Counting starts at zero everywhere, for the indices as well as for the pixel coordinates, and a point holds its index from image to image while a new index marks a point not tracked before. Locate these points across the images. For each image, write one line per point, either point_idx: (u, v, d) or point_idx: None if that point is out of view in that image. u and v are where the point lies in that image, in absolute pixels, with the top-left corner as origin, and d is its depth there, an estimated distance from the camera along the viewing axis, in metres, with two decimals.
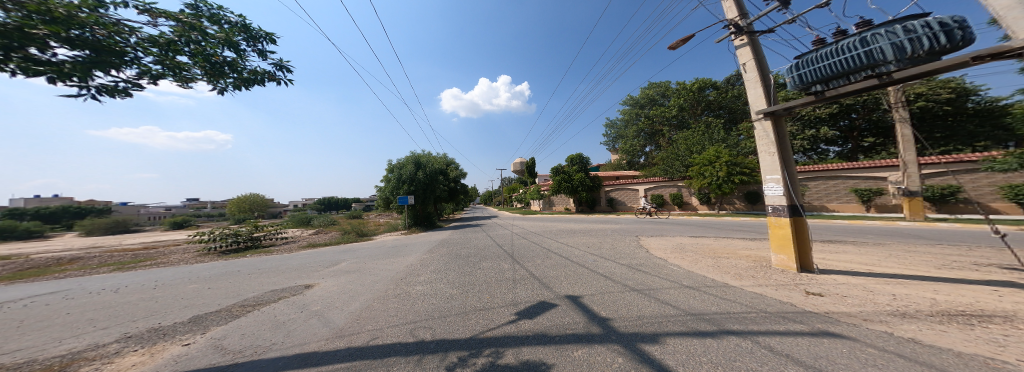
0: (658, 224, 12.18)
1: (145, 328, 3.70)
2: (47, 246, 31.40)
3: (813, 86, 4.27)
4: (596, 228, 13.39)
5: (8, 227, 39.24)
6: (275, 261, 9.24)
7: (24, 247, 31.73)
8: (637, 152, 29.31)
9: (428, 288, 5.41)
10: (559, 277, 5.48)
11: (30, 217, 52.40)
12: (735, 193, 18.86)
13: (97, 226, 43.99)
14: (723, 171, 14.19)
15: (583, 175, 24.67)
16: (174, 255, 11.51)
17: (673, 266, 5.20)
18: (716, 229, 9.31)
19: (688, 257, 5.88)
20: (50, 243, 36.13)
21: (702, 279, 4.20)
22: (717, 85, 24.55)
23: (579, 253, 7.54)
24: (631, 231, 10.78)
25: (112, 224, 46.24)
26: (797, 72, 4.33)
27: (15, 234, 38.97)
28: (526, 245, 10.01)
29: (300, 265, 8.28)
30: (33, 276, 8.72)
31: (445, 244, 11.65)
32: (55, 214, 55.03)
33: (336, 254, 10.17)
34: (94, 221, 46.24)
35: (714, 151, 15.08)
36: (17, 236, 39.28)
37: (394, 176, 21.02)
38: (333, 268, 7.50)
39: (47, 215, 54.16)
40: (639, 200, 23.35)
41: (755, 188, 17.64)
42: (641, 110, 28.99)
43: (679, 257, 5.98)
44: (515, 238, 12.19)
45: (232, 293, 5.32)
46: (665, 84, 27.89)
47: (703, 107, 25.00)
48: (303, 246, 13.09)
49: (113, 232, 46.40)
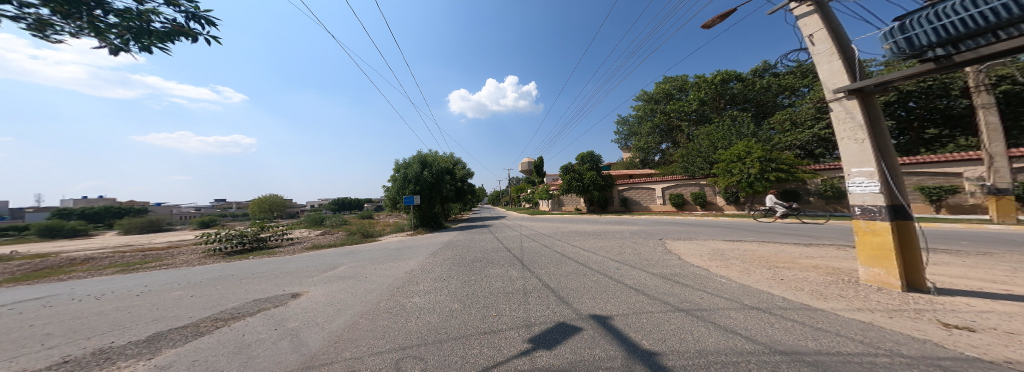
0: (682, 225, 11.03)
1: (91, 350, 3.12)
2: (87, 244, 33.50)
3: (931, 50, 3.16)
4: (612, 230, 12.32)
5: (54, 226, 42.41)
6: (273, 263, 8.81)
7: (69, 245, 34.18)
8: (652, 150, 27.88)
9: (425, 301, 4.68)
10: (578, 290, 4.64)
11: (76, 216, 56.76)
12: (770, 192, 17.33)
13: (133, 225, 47.01)
14: (756, 167, 12.81)
15: (595, 174, 23.59)
16: (180, 256, 11.34)
17: (721, 279, 4.16)
18: (755, 233, 8.14)
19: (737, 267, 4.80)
20: (92, 241, 38.88)
21: (766, 295, 3.13)
22: (742, 77, 22.88)
23: (597, 260, 6.59)
24: (652, 234, 9.68)
25: (147, 223, 49.20)
26: (902, 35, 3.28)
27: (62, 233, 42.22)
28: (535, 249, 9.11)
29: (296, 269, 7.73)
30: (40, 277, 8.62)
31: (450, 247, 10.96)
32: (98, 214, 59.20)
33: (337, 257, 9.65)
34: (131, 219, 49.36)
35: (744, 146, 13.72)
36: (63, 234, 42.35)
37: (401, 176, 20.70)
38: (329, 273, 6.92)
39: (91, 215, 58.44)
40: (657, 200, 22.00)
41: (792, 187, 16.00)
42: (657, 106, 27.48)
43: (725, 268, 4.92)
44: (524, 240, 11.31)
45: (212, 303, 4.77)
46: (683, 78, 26.35)
47: (725, 101, 23.42)
48: (308, 247, 12.75)
49: (149, 231, 49.42)
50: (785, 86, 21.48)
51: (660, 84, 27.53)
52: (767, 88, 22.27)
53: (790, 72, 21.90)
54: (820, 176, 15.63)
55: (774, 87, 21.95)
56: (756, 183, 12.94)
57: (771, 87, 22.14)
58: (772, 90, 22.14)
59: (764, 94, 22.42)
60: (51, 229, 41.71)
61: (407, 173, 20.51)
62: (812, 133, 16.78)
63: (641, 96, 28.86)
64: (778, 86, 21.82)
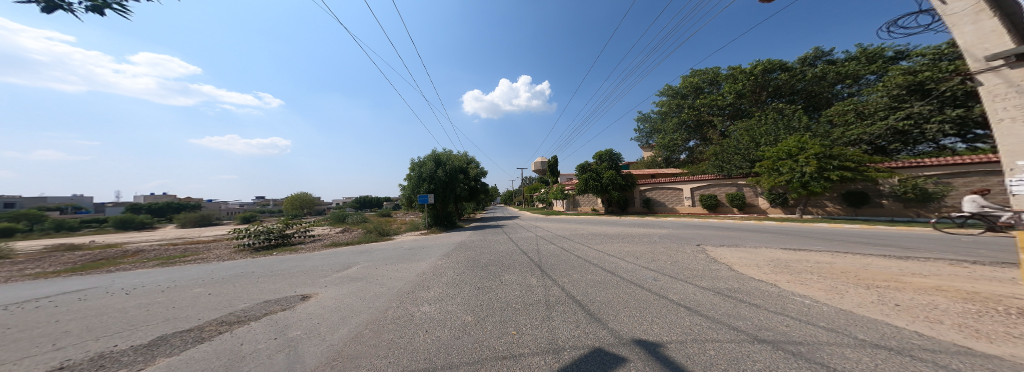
0: (721, 230, 9.86)
1: (92, 354, 2.95)
2: (150, 236, 37.82)
3: None
4: (637, 233, 11.36)
5: (126, 219, 48.60)
6: (292, 261, 8.90)
7: (135, 236, 38.69)
8: (678, 147, 25.95)
9: (434, 310, 4.28)
10: (611, 305, 3.97)
11: (144, 211, 64.65)
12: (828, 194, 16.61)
13: (188, 219, 52.77)
14: (812, 166, 11.17)
15: (615, 173, 22.35)
16: (214, 250, 11.97)
17: (801, 300, 3.29)
18: (818, 243, 6.90)
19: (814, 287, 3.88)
20: (155, 232, 44.11)
21: (887, 328, 2.29)
22: (787, 65, 20.17)
23: (629, 268, 5.82)
24: (687, 239, 8.63)
25: (199, 218, 54.86)
26: None
27: (133, 225, 48.41)
28: (555, 253, 8.43)
29: (311, 267, 7.71)
30: (93, 268, 9.34)
31: (463, 248, 10.62)
32: (161, 209, 67.02)
33: (352, 256, 9.65)
34: (185, 215, 55.04)
35: (796, 140, 12.14)
36: (134, 227, 48.39)
37: (415, 174, 20.86)
38: (341, 274, 6.77)
39: (156, 211, 66.27)
40: (685, 201, 20.38)
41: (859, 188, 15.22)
42: (684, 101, 25.47)
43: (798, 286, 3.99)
44: (540, 243, 10.66)
45: (225, 303, 4.68)
46: (715, 70, 24.09)
47: (766, 93, 20.97)
48: (328, 245, 12.99)
49: (202, 225, 55.21)
50: (843, 74, 18.51)
51: (688, 77, 25.45)
52: (821, 77, 19.31)
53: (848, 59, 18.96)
54: (898, 175, 13.94)
55: (830, 75, 18.98)
56: (811, 184, 11.29)
57: (825, 75, 19.24)
58: (827, 79, 19.19)
59: (815, 84, 19.59)
60: (124, 222, 47.92)
61: (422, 172, 20.60)
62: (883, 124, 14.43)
63: (666, 91, 26.91)
64: (835, 74, 18.85)
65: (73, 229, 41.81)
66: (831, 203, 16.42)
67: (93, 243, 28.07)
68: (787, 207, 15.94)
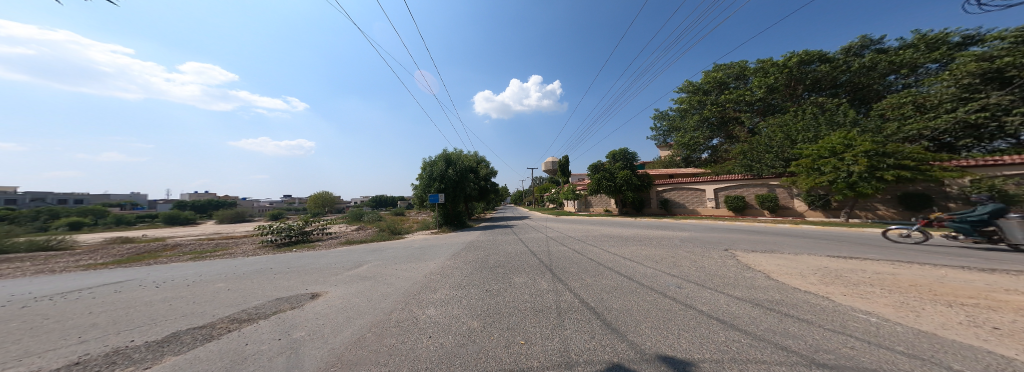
0: (751, 234, 9.07)
1: (108, 349, 3.01)
2: (192, 231, 41.28)
3: None
4: (655, 235, 10.72)
5: (173, 215, 53.44)
6: (308, 258, 9.16)
7: (180, 231, 42.45)
8: (700, 146, 24.55)
9: (439, 314, 4.13)
10: (630, 315, 3.60)
11: (188, 208, 70.89)
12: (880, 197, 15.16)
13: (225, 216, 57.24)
14: (861, 165, 10.01)
15: (629, 173, 21.43)
16: (241, 246, 12.63)
17: (865, 318, 2.79)
18: (871, 251, 6.09)
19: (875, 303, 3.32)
20: (196, 228, 48.13)
21: (994, 359, 1.82)
22: (828, 57, 18.16)
23: (648, 273, 5.39)
24: (712, 243, 7.97)
25: (234, 215, 59.22)
26: None
27: (179, 221, 53.24)
28: (566, 255, 8.09)
29: (324, 265, 7.86)
30: (135, 261, 10.09)
31: (472, 248, 10.51)
32: (202, 206, 73.00)
33: (364, 255, 9.79)
34: (222, 212, 59.57)
35: (841, 136, 10.98)
36: (180, 223, 53.24)
37: (426, 174, 21.09)
38: (351, 272, 6.83)
39: (198, 208, 72.50)
40: (707, 203, 19.21)
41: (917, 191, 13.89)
42: (705, 97, 23.89)
43: (854, 300, 3.44)
44: (551, 244, 10.33)
45: (239, 299, 4.77)
46: (742, 64, 22.39)
47: (802, 87, 19.05)
48: (343, 242, 13.36)
49: (237, 221, 59.67)
50: (897, 63, 16.02)
51: (710, 73, 23.88)
52: (870, 67, 16.86)
53: (902, 47, 16.61)
54: (973, 175, 12.33)
55: (881, 64, 16.47)
56: (860, 185, 10.16)
57: (875, 64, 16.76)
58: (878, 69, 16.68)
59: (863, 75, 17.17)
60: (171, 218, 52.79)
61: (433, 171, 20.79)
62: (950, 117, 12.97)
63: (686, 88, 25.42)
64: (887, 63, 16.38)
65: (129, 224, 46.54)
66: (884, 206, 14.92)
67: (145, 238, 31.04)
68: (827, 210, 14.42)
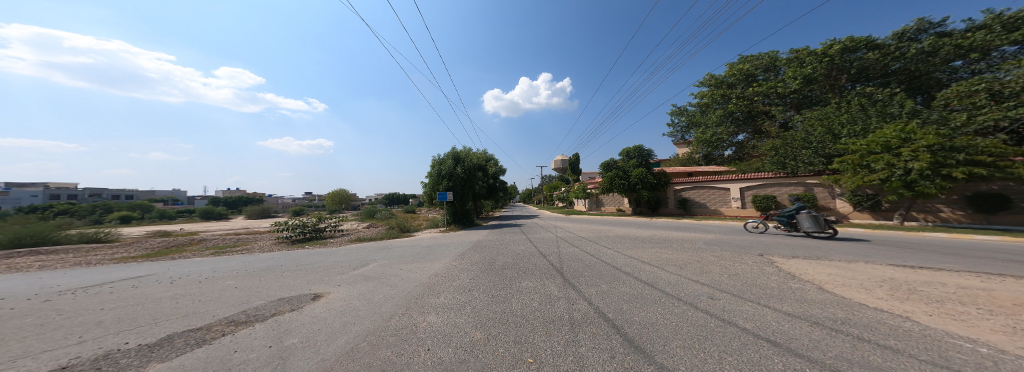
0: (787, 238, 8.20)
1: (102, 352, 2.91)
2: (222, 226, 43.97)
3: None
4: (676, 237, 9.98)
5: (207, 210, 57.37)
6: (318, 256, 9.19)
7: (211, 226, 45.30)
8: (723, 143, 23.05)
9: (442, 322, 3.82)
10: (657, 328, 3.13)
11: (220, 204, 75.77)
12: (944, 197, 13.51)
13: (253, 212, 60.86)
14: (922, 161, 8.91)
15: (645, 171, 20.42)
16: (259, 242, 13.03)
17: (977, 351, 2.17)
18: (943, 262, 5.19)
19: (978, 329, 2.63)
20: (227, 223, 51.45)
21: None
22: (876, 43, 16.25)
23: (673, 280, 4.83)
24: (743, 247, 7.22)
25: (260, 211, 62.77)
26: None
27: (213, 216, 57.29)
28: (579, 257, 7.61)
29: (332, 263, 7.80)
30: (160, 254, 10.51)
31: (479, 248, 10.22)
32: (232, 203, 77.67)
33: (372, 253, 9.73)
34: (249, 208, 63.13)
35: (898, 129, 9.79)
36: (212, 218, 57.03)
37: (436, 172, 21.05)
38: (356, 272, 6.71)
39: (229, 204, 77.16)
40: (732, 203, 17.92)
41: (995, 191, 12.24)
42: (730, 91, 22.13)
43: (946, 324, 2.77)
44: (561, 245, 9.85)
45: (243, 298, 4.68)
46: (772, 54, 20.56)
47: (844, 76, 17.15)
48: (354, 240, 13.49)
49: (262, 217, 63.07)
50: (965, 46, 13.85)
51: (735, 64, 22.16)
52: (932, 52, 14.75)
53: (970, 28, 14.47)
54: None
55: (945, 49, 14.33)
56: (920, 184, 9.07)
57: (938, 50, 14.63)
58: (940, 55, 14.55)
59: (920, 63, 15.10)
60: (205, 213, 56.70)
61: (442, 169, 20.70)
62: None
63: (708, 81, 23.82)
64: (953, 47, 14.22)
65: (169, 218, 50.45)
66: (949, 208, 13.25)
67: (180, 231, 33.36)
68: (875, 212, 12.90)
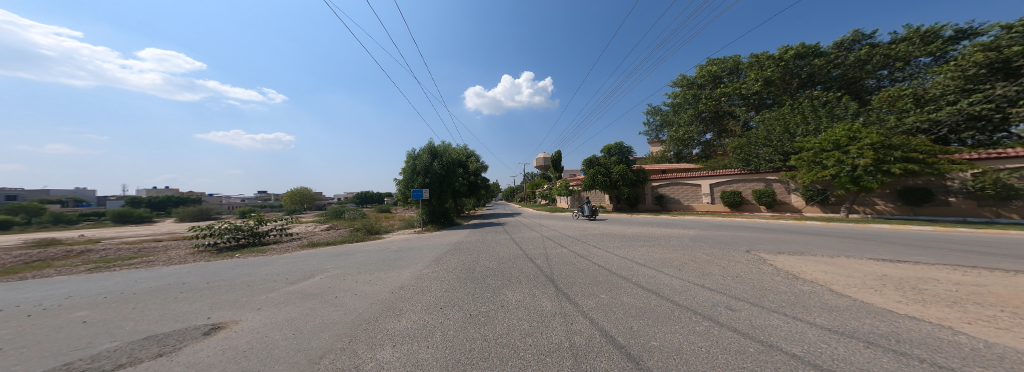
0: (766, 232, 8.38)
1: None
2: (146, 230, 36.94)
3: None
4: (660, 233, 9.85)
5: (126, 212, 48.05)
6: (250, 267, 7.37)
7: (130, 231, 37.78)
8: (692, 141, 24.54)
9: (399, 362, 2.70)
10: (686, 360, 2.38)
11: (146, 204, 64.25)
12: (881, 191, 15.68)
13: (187, 213, 52.05)
14: (867, 158, 9.70)
15: (624, 167, 20.82)
16: (175, 251, 10.48)
17: None
18: (917, 254, 5.29)
19: None
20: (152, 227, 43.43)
21: None
22: (822, 51, 18.04)
23: (678, 288, 4.24)
24: (728, 243, 7.11)
25: (196, 212, 53.88)
26: None
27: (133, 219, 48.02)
28: (568, 260, 6.91)
29: (264, 276, 6.16)
30: (16, 272, 7.82)
31: (458, 251, 9.12)
32: (163, 202, 66.22)
33: (324, 261, 8.07)
34: (185, 208, 54.31)
35: (847, 128, 10.69)
36: (133, 221, 48.06)
37: (409, 167, 19.28)
38: (294, 287, 5.23)
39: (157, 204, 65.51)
40: (702, 198, 18.93)
41: (920, 185, 14.31)
42: (700, 92, 23.47)
43: (1000, 336, 2.36)
44: (547, 246, 9.14)
45: (80, 342, 3.07)
46: (735, 58, 22.00)
47: (796, 81, 18.90)
48: (305, 245, 11.46)
49: (201, 219, 54.41)
50: (891, 56, 15.88)
51: (704, 66, 23.43)
52: (865, 60, 16.73)
53: (895, 41, 16.53)
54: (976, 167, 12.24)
55: (875, 58, 16.34)
56: (864, 179, 9.89)
57: (870, 58, 16.62)
58: (871, 63, 16.59)
59: (853, 70, 17.15)
60: (122, 215, 47.29)
61: (416, 164, 19.04)
62: (954, 109, 12.47)
63: (679, 82, 25.08)
64: (881, 57, 16.25)
65: (69, 223, 41.14)
66: (883, 202, 15.56)
67: (86, 238, 27.18)
68: (824, 205, 14.18)
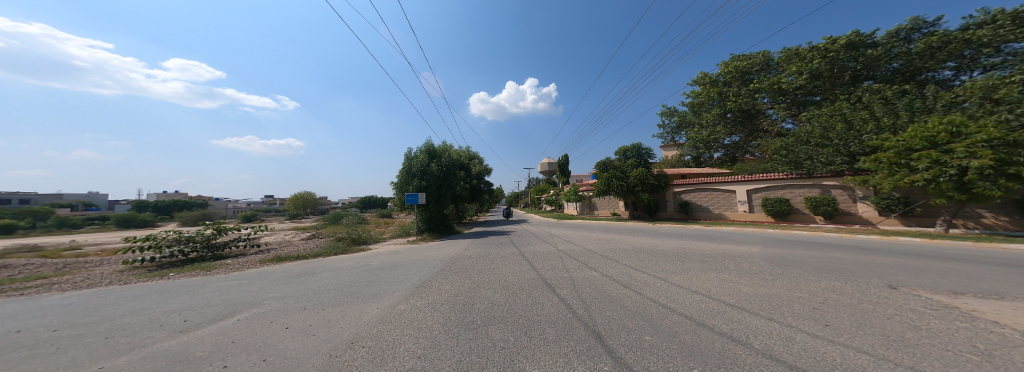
0: (874, 253, 6.13)
1: None
2: None
3: None
4: (715, 251, 7.59)
5: (127, 217, 46.70)
6: (159, 295, 5.24)
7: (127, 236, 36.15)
8: (716, 143, 22.68)
9: None
10: None
11: (152, 208, 63.45)
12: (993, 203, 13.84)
13: (188, 218, 50.30)
14: (985, 158, 8.21)
15: (644, 171, 18.70)
16: (106, 267, 8.43)
17: None
18: None
19: None
20: (150, 232, 41.85)
21: None
22: (876, 40, 16.20)
23: (889, 365, 1.98)
24: (844, 272, 4.84)
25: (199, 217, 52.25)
26: None
27: (135, 223, 46.59)
28: (609, 294, 4.72)
29: (153, 316, 4.04)
30: None
31: (452, 272, 6.96)
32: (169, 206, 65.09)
33: (271, 285, 5.92)
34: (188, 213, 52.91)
35: (952, 122, 9.10)
36: (135, 225, 46.93)
37: (406, 168, 17.33)
38: (167, 346, 3.08)
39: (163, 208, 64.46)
40: (738, 207, 16.86)
41: None
42: (726, 89, 21.72)
43: None
44: (570, 266, 6.94)
45: None
46: (765, 52, 20.25)
47: (847, 74, 17.07)
48: (270, 259, 9.38)
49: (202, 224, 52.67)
50: (971, 41, 13.90)
51: (729, 63, 21.78)
52: (936, 48, 14.78)
53: (970, 25, 14.56)
54: None
55: (952, 44, 14.34)
56: (978, 185, 8.49)
57: (944, 45, 14.66)
58: (943, 51, 14.63)
59: (921, 60, 15.23)
60: (125, 220, 45.88)
61: (413, 166, 17.06)
62: None
63: (701, 80, 23.38)
64: (959, 42, 14.26)
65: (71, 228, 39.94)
66: (993, 213, 13.83)
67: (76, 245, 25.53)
68: (906, 217, 12.04)
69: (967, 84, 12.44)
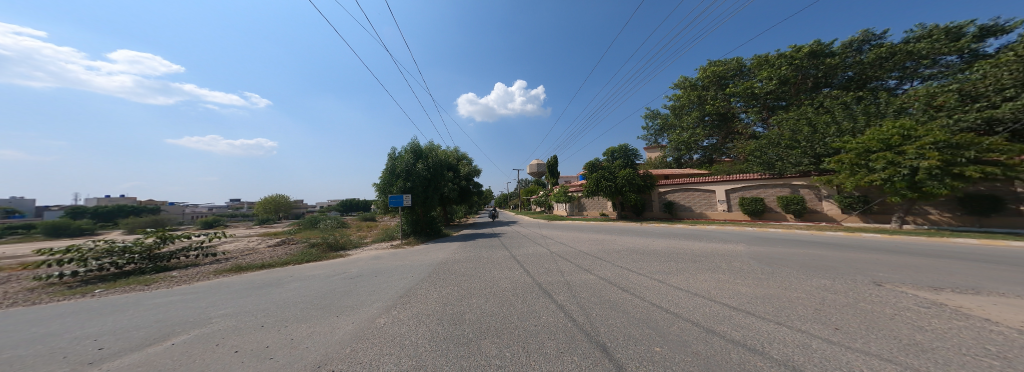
0: (852, 249, 6.41)
1: None
2: None
3: None
4: (705, 249, 7.67)
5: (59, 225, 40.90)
6: (77, 317, 4.32)
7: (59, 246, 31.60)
8: (696, 145, 23.76)
9: None
10: None
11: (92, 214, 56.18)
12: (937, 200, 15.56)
13: (136, 224, 44.91)
14: (933, 159, 9.04)
15: (630, 171, 19.09)
16: (15, 285, 7.04)
17: None
18: None
19: None
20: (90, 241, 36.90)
21: None
22: (834, 50, 17.68)
23: (922, 369, 1.86)
24: (832, 269, 4.93)
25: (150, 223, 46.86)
26: None
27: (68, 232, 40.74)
28: (608, 298, 4.48)
29: (59, 345, 3.23)
30: None
31: (440, 279, 6.45)
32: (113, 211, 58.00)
33: (225, 300, 5.12)
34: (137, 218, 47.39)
35: (905, 126, 9.97)
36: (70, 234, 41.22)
37: (388, 168, 16.46)
38: None
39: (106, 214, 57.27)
40: (717, 206, 17.63)
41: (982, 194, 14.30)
42: (704, 93, 22.84)
43: None
44: (564, 269, 6.69)
45: None
46: (739, 59, 21.52)
47: (810, 81, 18.50)
48: (228, 269, 8.32)
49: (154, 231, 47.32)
50: (913, 53, 15.54)
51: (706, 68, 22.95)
52: (884, 58, 16.36)
53: (911, 38, 16.27)
54: None
55: (897, 55, 15.95)
56: (929, 184, 9.29)
57: (891, 56, 16.24)
58: (890, 62, 16.22)
59: (871, 69, 16.82)
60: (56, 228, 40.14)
61: (396, 166, 16.22)
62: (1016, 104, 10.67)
63: (681, 84, 24.41)
64: (903, 54, 15.87)
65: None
66: (939, 210, 15.52)
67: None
68: (865, 214, 13.10)
69: (911, 92, 13.85)
